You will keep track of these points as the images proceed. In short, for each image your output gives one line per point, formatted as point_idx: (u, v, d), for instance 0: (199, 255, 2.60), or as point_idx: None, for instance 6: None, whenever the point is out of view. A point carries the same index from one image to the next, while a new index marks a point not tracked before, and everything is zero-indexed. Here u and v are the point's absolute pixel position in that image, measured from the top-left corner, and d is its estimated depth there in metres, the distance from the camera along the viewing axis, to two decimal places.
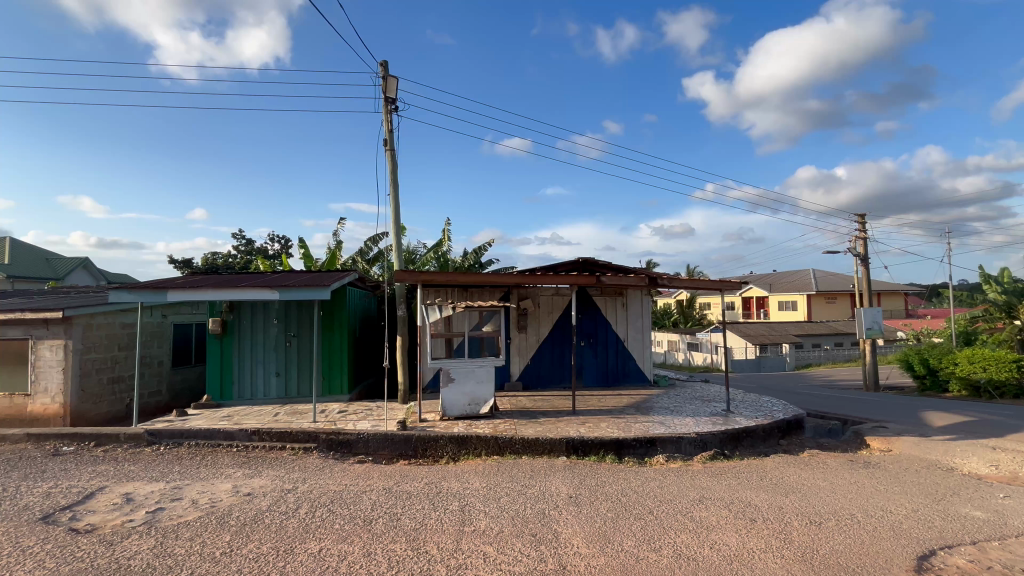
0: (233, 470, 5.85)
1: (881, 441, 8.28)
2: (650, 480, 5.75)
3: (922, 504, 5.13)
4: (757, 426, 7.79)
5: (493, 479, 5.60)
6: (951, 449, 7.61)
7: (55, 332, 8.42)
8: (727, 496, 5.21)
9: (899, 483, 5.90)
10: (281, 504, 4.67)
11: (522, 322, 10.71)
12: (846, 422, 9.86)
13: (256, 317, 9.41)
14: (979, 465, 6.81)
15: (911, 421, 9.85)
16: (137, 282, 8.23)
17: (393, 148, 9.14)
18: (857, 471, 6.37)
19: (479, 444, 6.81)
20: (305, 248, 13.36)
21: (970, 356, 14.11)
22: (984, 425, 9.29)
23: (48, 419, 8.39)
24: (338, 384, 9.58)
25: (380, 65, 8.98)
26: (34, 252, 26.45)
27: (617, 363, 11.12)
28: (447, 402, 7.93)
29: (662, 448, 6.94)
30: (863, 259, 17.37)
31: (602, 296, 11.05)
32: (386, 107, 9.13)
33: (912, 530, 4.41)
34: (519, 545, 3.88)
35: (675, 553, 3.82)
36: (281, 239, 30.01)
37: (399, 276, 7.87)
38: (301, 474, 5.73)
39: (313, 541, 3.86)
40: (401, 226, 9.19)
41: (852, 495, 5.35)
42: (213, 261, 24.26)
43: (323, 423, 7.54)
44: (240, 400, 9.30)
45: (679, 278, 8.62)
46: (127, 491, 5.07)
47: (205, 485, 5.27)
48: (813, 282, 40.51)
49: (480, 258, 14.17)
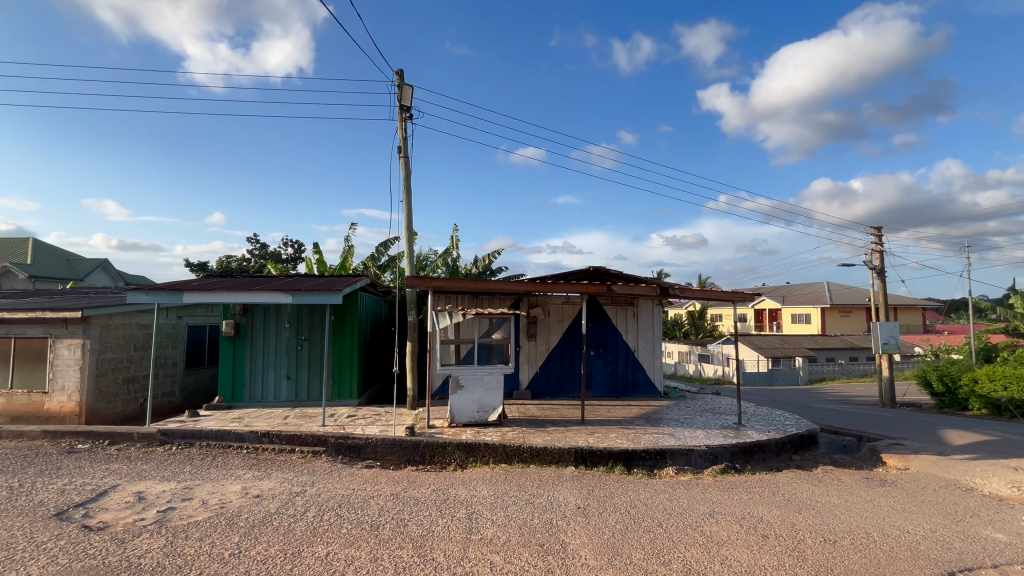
0: (243, 472, 5.91)
1: (898, 459, 8.10)
2: (659, 493, 5.66)
3: (942, 524, 4.99)
4: (769, 440, 7.67)
5: (501, 488, 5.57)
6: (971, 468, 7.41)
7: (73, 331, 8.58)
8: (738, 510, 5.13)
9: (917, 502, 5.74)
10: (289, 507, 4.69)
11: (532, 330, 10.72)
12: (862, 437, 9.70)
13: (269, 320, 9.54)
14: (1000, 486, 6.62)
15: (929, 439, 9.65)
16: (154, 283, 8.35)
17: (406, 155, 9.25)
18: (873, 488, 6.22)
19: (487, 451, 6.79)
20: (317, 253, 13.62)
21: (990, 374, 13.78)
22: (1006, 445, 9.00)
23: (64, 417, 8.53)
24: (347, 388, 9.62)
25: (397, 73, 9.12)
26: (55, 252, 27.14)
27: (627, 373, 11.04)
28: (456, 409, 7.91)
29: (672, 460, 6.85)
30: (880, 273, 17.07)
31: (612, 305, 11.01)
32: (401, 115, 9.26)
33: (930, 551, 4.29)
34: (527, 555, 3.85)
35: (684, 567, 3.76)
36: (293, 243, 30.33)
37: (410, 281, 7.83)
38: (310, 477, 5.76)
39: (320, 544, 3.88)
40: (412, 232, 9.27)
41: (868, 513, 5.23)
42: (227, 264, 24.61)
43: (332, 427, 7.57)
44: (250, 402, 9.38)
45: (691, 288, 8.46)
46: (139, 490, 5.13)
47: (215, 486, 5.33)
48: (827, 294, 39.88)
49: (489, 265, 14.24)
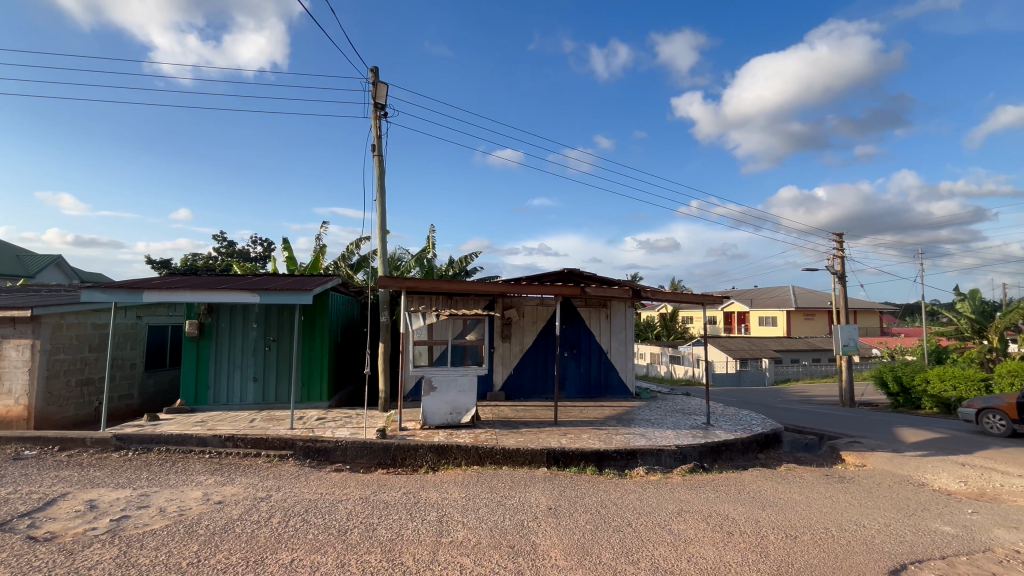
0: (204, 477, 5.69)
1: (856, 456, 8.44)
2: (629, 493, 5.73)
3: (895, 518, 5.23)
4: (736, 440, 7.87)
5: (472, 490, 5.54)
6: (923, 464, 7.79)
7: (21, 331, 8.11)
8: (705, 509, 5.24)
9: (872, 497, 6.00)
10: (252, 513, 4.55)
11: (506, 331, 10.73)
12: (823, 436, 10.05)
13: (235, 319, 9.24)
14: (949, 481, 6.98)
15: (885, 436, 10.10)
16: (111, 281, 7.95)
17: (381, 153, 9.13)
18: (832, 485, 6.48)
19: (459, 454, 6.75)
20: (287, 251, 13.27)
21: (940, 374, 14.55)
22: (954, 442, 9.51)
23: (9, 422, 8.04)
24: (317, 390, 9.40)
25: (371, 70, 9.00)
26: (4, 248, 25.71)
27: (599, 375, 11.16)
28: (428, 411, 7.84)
29: (642, 460, 6.95)
30: (841, 277, 17.79)
31: (586, 307, 11.12)
32: (375, 112, 9.13)
33: (884, 544, 4.47)
34: (496, 557, 3.83)
35: (652, 566, 3.82)
36: (262, 240, 29.60)
37: (382, 281, 7.70)
38: (275, 482, 5.60)
39: (284, 551, 3.77)
40: (386, 232, 9.15)
41: (828, 509, 5.42)
42: (193, 261, 23.82)
43: (301, 430, 7.39)
44: (214, 405, 9.07)
45: (663, 290, 8.61)
46: (90, 498, 4.88)
47: (174, 492, 5.12)
48: (792, 298, 41.35)
49: (465, 266, 14.18)
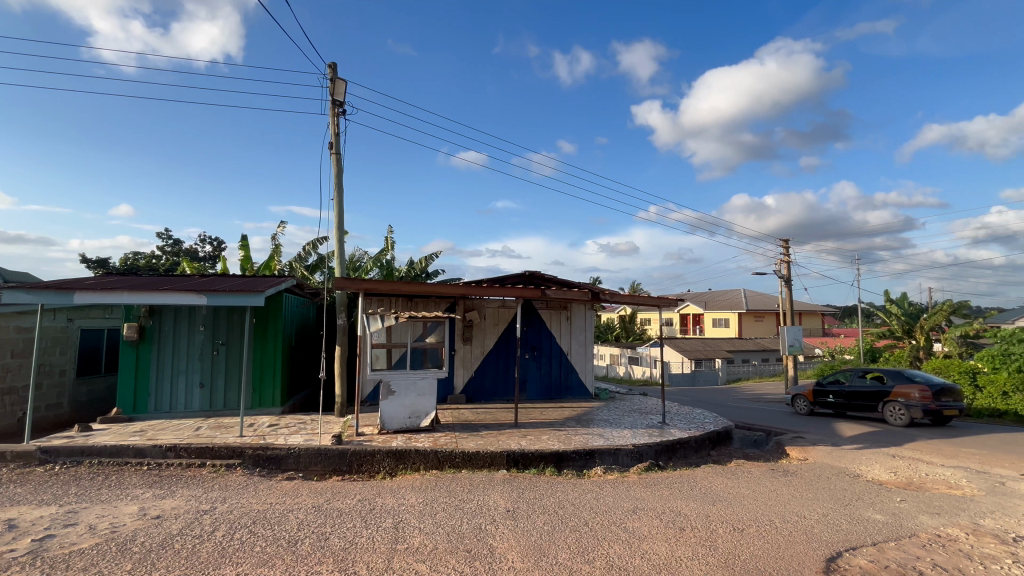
0: (142, 490, 5.35)
1: (798, 450, 8.91)
2: (586, 492, 5.81)
3: (832, 508, 5.55)
4: (690, 438, 8.15)
5: (430, 494, 5.46)
6: (858, 457, 8.32)
7: None
8: (659, 505, 5.39)
9: (812, 489, 6.36)
10: (194, 527, 4.31)
11: (467, 333, 10.67)
12: (770, 432, 10.48)
13: (180, 322, 8.74)
14: (881, 472, 7.48)
15: (825, 432, 10.70)
16: (37, 281, 7.33)
17: (339, 152, 8.89)
18: (777, 478, 6.82)
19: (418, 458, 6.64)
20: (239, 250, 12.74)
21: None
22: (885, 435, 10.20)
23: None
24: (269, 395, 9.03)
25: (329, 66, 8.76)
26: None
27: (559, 376, 11.28)
28: (386, 415, 7.67)
29: (600, 459, 7.08)
30: (787, 281, 18.77)
31: (547, 309, 11.23)
32: (333, 109, 8.88)
33: (822, 534, 4.73)
34: (453, 562, 3.80)
35: (607, 564, 3.88)
36: (212, 239, 28.19)
37: (338, 283, 7.48)
38: (221, 493, 5.33)
39: (229, 565, 3.59)
40: (344, 232, 8.91)
41: (772, 502, 5.69)
42: (133, 261, 22.37)
43: (251, 437, 7.07)
44: (156, 413, 8.55)
45: (621, 294, 8.80)
46: (9, 517, 4.48)
47: (107, 508, 4.78)
48: (743, 300, 43.30)
49: (425, 267, 14.03)
